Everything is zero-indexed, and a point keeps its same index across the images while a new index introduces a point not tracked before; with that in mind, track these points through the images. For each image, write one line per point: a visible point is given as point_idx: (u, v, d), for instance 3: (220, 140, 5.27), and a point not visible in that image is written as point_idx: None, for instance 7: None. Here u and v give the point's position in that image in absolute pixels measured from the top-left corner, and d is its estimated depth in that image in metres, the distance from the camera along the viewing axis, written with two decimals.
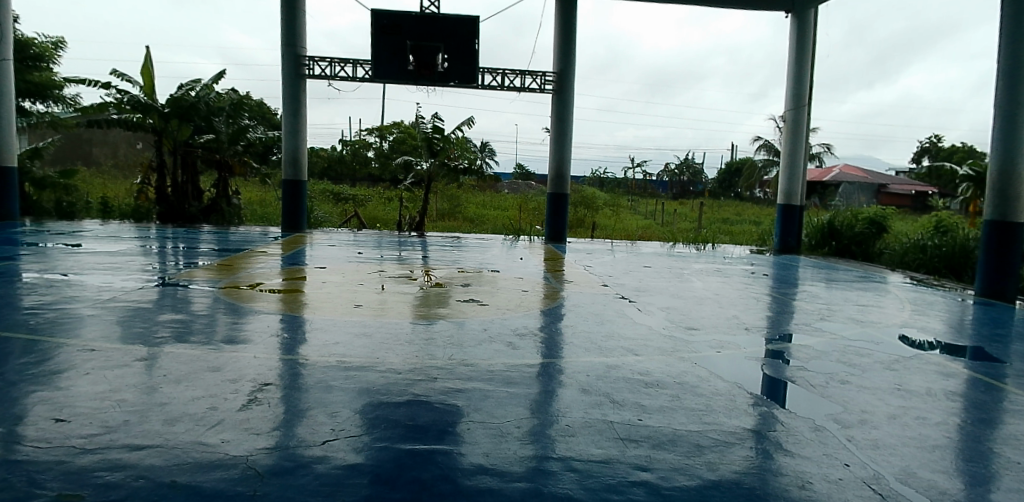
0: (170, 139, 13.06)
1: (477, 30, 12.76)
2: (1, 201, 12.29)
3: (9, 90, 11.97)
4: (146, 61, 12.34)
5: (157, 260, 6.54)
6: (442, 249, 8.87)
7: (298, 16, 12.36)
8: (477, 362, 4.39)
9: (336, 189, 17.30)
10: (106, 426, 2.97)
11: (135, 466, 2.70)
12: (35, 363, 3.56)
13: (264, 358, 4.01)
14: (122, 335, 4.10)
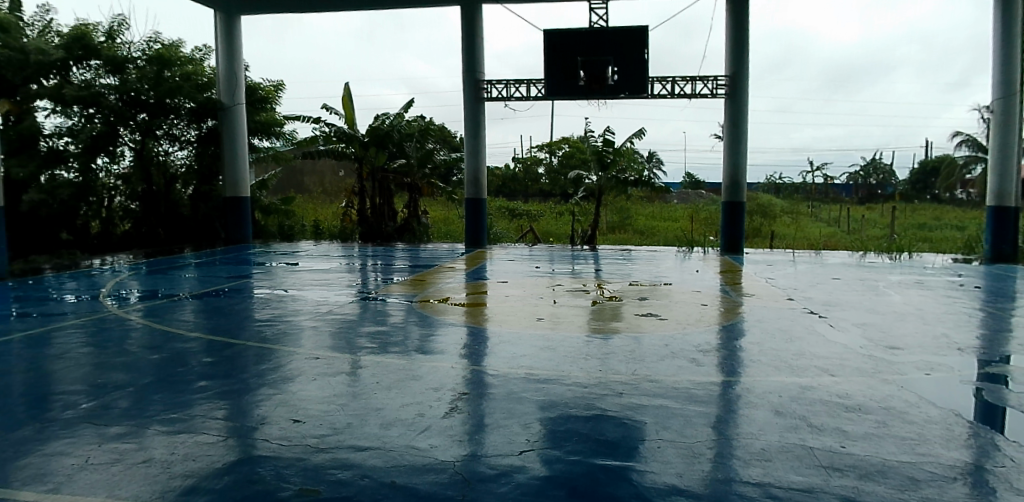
0: (369, 166, 14.14)
1: (646, 39, 12.65)
2: (238, 226, 13.94)
3: (241, 128, 13.62)
4: (347, 94, 13.72)
5: (361, 277, 7.18)
6: (615, 262, 8.83)
7: (476, 42, 13.05)
8: (661, 379, 4.24)
9: (510, 204, 17.75)
10: (334, 427, 3.26)
11: (360, 466, 2.93)
12: (272, 368, 4.04)
13: (458, 369, 4.20)
14: (336, 344, 4.53)
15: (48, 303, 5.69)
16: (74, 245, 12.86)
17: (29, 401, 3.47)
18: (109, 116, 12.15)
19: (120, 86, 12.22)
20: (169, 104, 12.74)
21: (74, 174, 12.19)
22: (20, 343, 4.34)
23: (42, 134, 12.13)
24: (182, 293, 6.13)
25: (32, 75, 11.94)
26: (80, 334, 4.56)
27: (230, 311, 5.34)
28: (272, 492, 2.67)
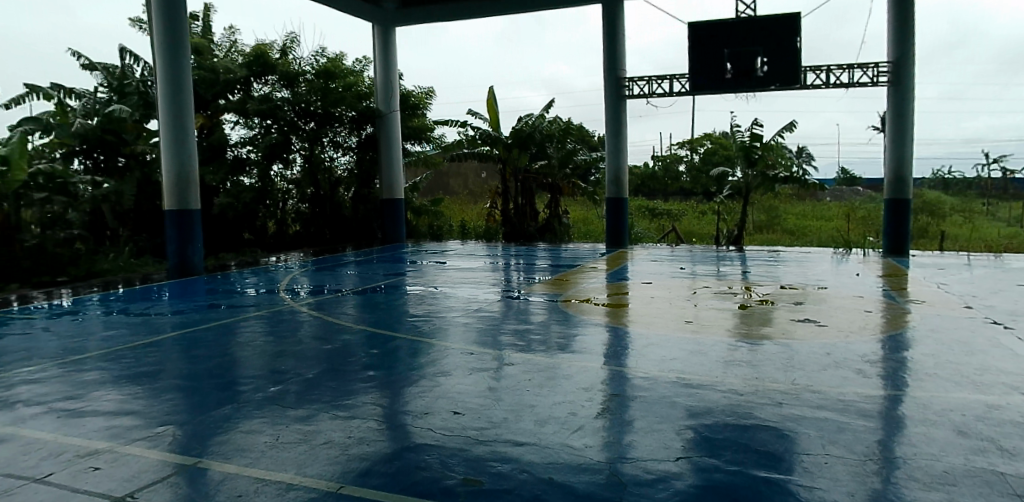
0: (512, 167, 14.42)
1: (798, 27, 11.98)
2: (393, 227, 14.95)
3: (396, 134, 14.57)
4: (491, 97, 14.17)
5: (504, 276, 7.37)
6: (764, 264, 8.40)
7: (618, 39, 12.90)
8: (824, 390, 3.93)
9: (650, 204, 17.09)
10: (491, 421, 3.36)
11: (518, 461, 2.97)
12: (429, 361, 4.25)
13: (607, 370, 4.17)
14: (485, 341, 4.67)
15: (234, 296, 6.36)
16: (254, 244, 13.93)
17: (225, 383, 3.90)
18: (284, 126, 13.16)
19: (292, 99, 13.26)
20: (334, 113, 13.76)
21: (255, 180, 13.14)
22: (213, 331, 4.90)
23: (230, 145, 13.22)
24: (345, 290, 6.60)
25: (221, 91, 13.01)
26: (262, 324, 5.08)
27: (387, 306, 5.68)
28: (437, 480, 2.79)
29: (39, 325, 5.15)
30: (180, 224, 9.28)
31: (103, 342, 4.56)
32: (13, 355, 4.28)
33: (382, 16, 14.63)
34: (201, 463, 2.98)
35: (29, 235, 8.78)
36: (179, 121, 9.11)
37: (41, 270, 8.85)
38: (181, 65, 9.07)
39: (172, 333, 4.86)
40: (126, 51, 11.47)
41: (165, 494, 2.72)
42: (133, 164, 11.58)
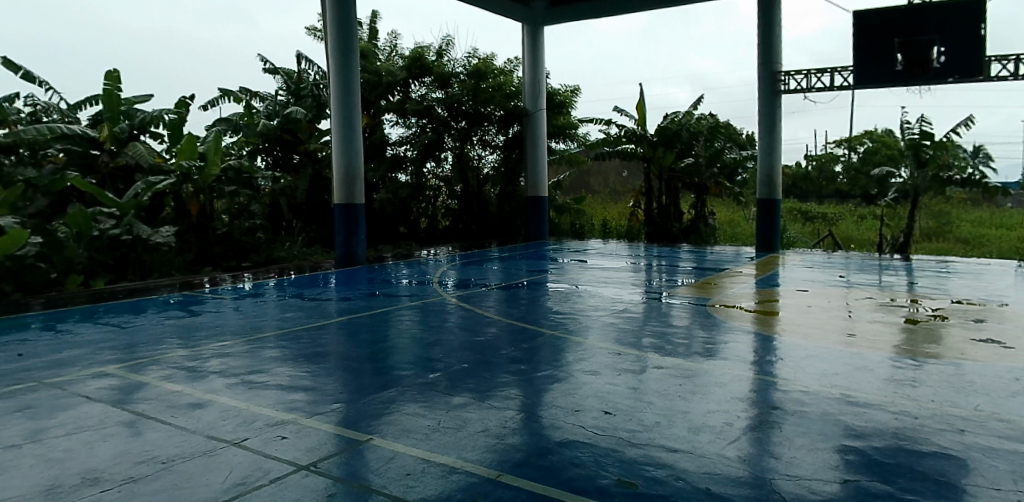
0: (657, 165, 14.09)
1: (982, 12, 10.87)
2: (536, 225, 15.30)
3: (541, 132, 14.76)
4: (641, 99, 13.97)
5: (644, 276, 7.33)
6: (935, 275, 7.67)
7: (774, 32, 12.24)
8: (1017, 419, 3.49)
9: (803, 206, 16.04)
10: (643, 425, 3.35)
11: (674, 467, 2.92)
12: (577, 359, 4.32)
13: (762, 379, 4.00)
14: (631, 342, 4.68)
15: (389, 285, 6.81)
16: (409, 238, 14.61)
17: (388, 366, 4.19)
18: (436, 125, 13.73)
19: (446, 100, 13.80)
20: (484, 112, 14.13)
21: (410, 176, 13.82)
22: (371, 318, 5.28)
23: (389, 144, 14.07)
24: (491, 284, 6.85)
25: (382, 93, 13.77)
26: (416, 314, 5.40)
27: (530, 302, 5.82)
28: (591, 480, 2.80)
29: (231, 304, 5.81)
30: (346, 217, 9.98)
31: (280, 323, 5.05)
32: (208, 330, 4.86)
33: (532, 15, 14.85)
34: (371, 440, 3.23)
35: (221, 224, 10.34)
36: (348, 130, 9.77)
37: (230, 255, 10.39)
38: (350, 71, 9.71)
39: (338, 318, 5.27)
40: (304, 56, 12.35)
41: (340, 467, 2.96)
42: (306, 160, 12.20)
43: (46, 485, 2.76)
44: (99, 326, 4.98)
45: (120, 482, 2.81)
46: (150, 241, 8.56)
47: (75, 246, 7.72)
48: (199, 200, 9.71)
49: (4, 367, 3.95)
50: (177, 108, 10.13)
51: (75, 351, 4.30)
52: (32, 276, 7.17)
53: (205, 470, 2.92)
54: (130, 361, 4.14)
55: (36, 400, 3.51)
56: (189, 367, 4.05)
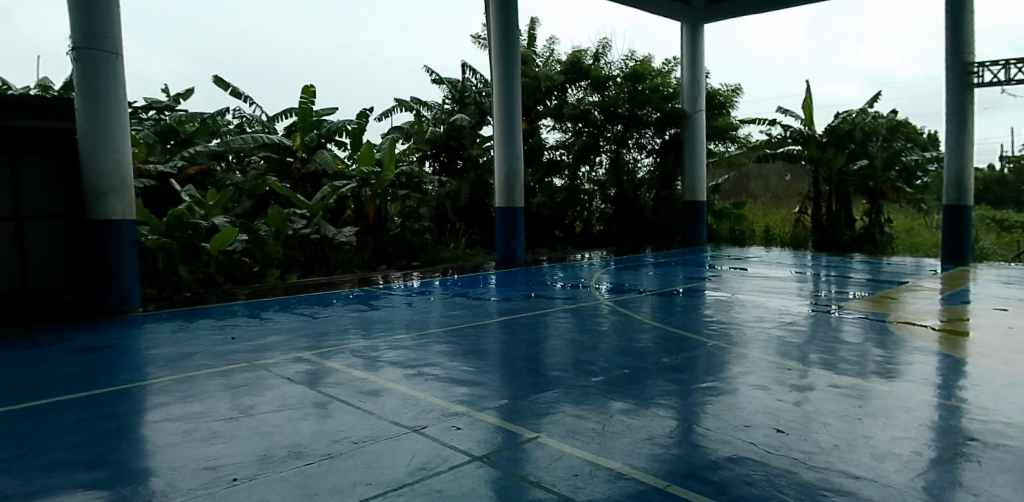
0: (826, 168, 13.19)
1: None
2: (692, 231, 14.66)
3: (700, 134, 14.17)
4: (806, 96, 13.24)
5: (811, 287, 7.14)
6: None
7: (966, 21, 11.00)
8: None
9: (998, 213, 14.35)
10: (819, 447, 3.20)
11: (856, 494, 2.74)
12: (741, 375, 4.29)
13: (952, 406, 3.66)
14: (796, 360, 4.55)
15: (545, 288, 7.10)
16: (564, 241, 14.71)
17: (553, 371, 4.41)
18: (592, 130, 13.76)
19: (602, 102, 13.78)
20: (641, 115, 13.96)
21: (565, 181, 13.97)
22: (529, 321, 5.58)
23: (546, 148, 14.23)
24: (644, 289, 7.06)
25: (540, 98, 14.06)
26: (574, 321, 5.62)
27: (685, 312, 6.05)
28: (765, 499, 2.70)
29: (404, 300, 6.35)
30: (507, 221, 10.13)
31: (445, 321, 5.45)
32: (383, 324, 5.33)
33: (690, 14, 14.35)
34: (537, 439, 3.37)
35: (393, 225, 10.83)
36: (509, 138, 9.90)
37: (402, 254, 10.85)
38: (512, 79, 9.78)
39: (498, 318, 5.64)
40: (467, 66, 12.85)
41: (511, 461, 3.11)
42: (470, 165, 12.79)
43: (261, 455, 3.16)
44: (294, 316, 5.68)
45: (321, 457, 3.15)
46: (334, 240, 9.54)
47: (274, 243, 8.85)
48: (375, 203, 10.45)
49: (222, 349, 4.60)
50: (358, 119, 10.91)
51: (276, 337, 4.92)
52: (238, 270, 8.44)
53: (390, 453, 3.20)
54: (320, 349, 4.63)
55: (247, 378, 4.04)
56: (368, 358, 4.47)
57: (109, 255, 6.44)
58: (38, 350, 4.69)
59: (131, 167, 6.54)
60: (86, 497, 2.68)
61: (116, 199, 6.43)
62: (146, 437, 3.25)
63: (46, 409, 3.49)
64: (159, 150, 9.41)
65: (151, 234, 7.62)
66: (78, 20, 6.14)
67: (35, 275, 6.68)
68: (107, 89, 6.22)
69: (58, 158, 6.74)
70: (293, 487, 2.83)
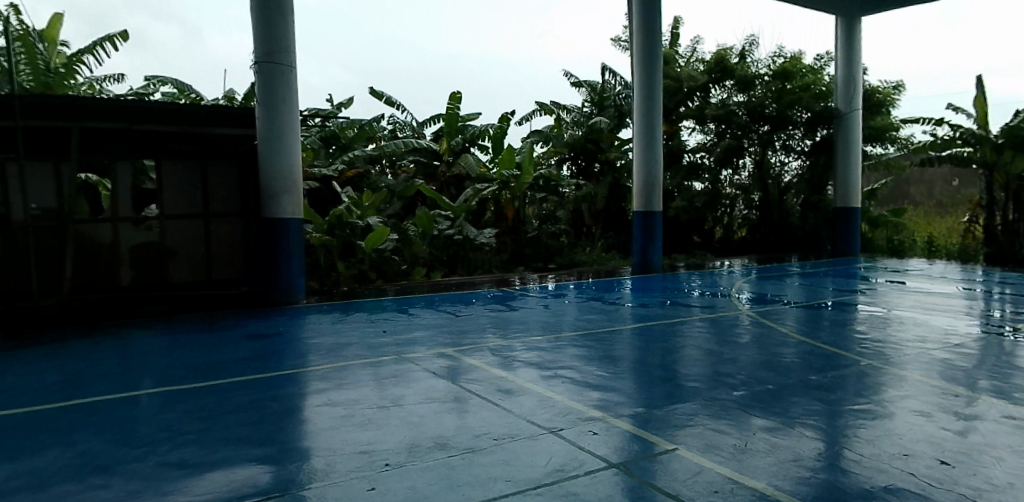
0: (1002, 173, 11.80)
1: None
2: (845, 239, 13.38)
3: (857, 133, 12.97)
4: (981, 93, 11.99)
5: (984, 305, 6.40)
6: None
7: None
8: None
9: None
10: (994, 484, 2.80)
11: None
12: (899, 397, 3.92)
13: None
14: (964, 385, 4.09)
15: (681, 295, 6.98)
16: (704, 247, 14.32)
17: (688, 380, 4.29)
18: (736, 131, 13.21)
19: (748, 103, 13.14)
20: (789, 115, 13.08)
21: (706, 184, 13.62)
22: (664, 328, 5.52)
23: (685, 151, 13.90)
24: (788, 301, 6.65)
25: (681, 100, 13.68)
26: (710, 330, 5.46)
27: (833, 327, 5.61)
28: None
29: (540, 302, 6.52)
30: (644, 225, 9.88)
31: (579, 325, 5.51)
32: (520, 324, 5.49)
33: (848, 6, 13.08)
34: (675, 451, 3.23)
35: (530, 227, 10.98)
36: (650, 141, 9.64)
37: (538, 257, 11.02)
38: (653, 78, 9.48)
39: (633, 323, 5.61)
40: (608, 68, 12.71)
41: (644, 469, 3.02)
42: (607, 169, 12.53)
43: (409, 443, 3.30)
44: (438, 313, 6.01)
45: (463, 450, 3.23)
46: (475, 241, 9.79)
47: (420, 243, 9.29)
48: (513, 205, 10.61)
49: (374, 342, 4.93)
50: (499, 123, 11.23)
51: (420, 333, 5.20)
52: (388, 267, 8.98)
53: (528, 453, 3.22)
54: (460, 346, 4.85)
55: (396, 370, 4.27)
56: (505, 357, 4.59)
57: (277, 251, 7.08)
58: (220, 334, 5.27)
59: (299, 168, 7.12)
60: (255, 471, 2.93)
61: (286, 198, 7.05)
62: (308, 419, 3.51)
63: (226, 388, 3.89)
64: (322, 154, 10.24)
65: (316, 232, 8.40)
66: (261, 34, 6.81)
67: (218, 267, 7.56)
68: (282, 98, 6.84)
69: (240, 162, 7.67)
70: (437, 477, 2.92)
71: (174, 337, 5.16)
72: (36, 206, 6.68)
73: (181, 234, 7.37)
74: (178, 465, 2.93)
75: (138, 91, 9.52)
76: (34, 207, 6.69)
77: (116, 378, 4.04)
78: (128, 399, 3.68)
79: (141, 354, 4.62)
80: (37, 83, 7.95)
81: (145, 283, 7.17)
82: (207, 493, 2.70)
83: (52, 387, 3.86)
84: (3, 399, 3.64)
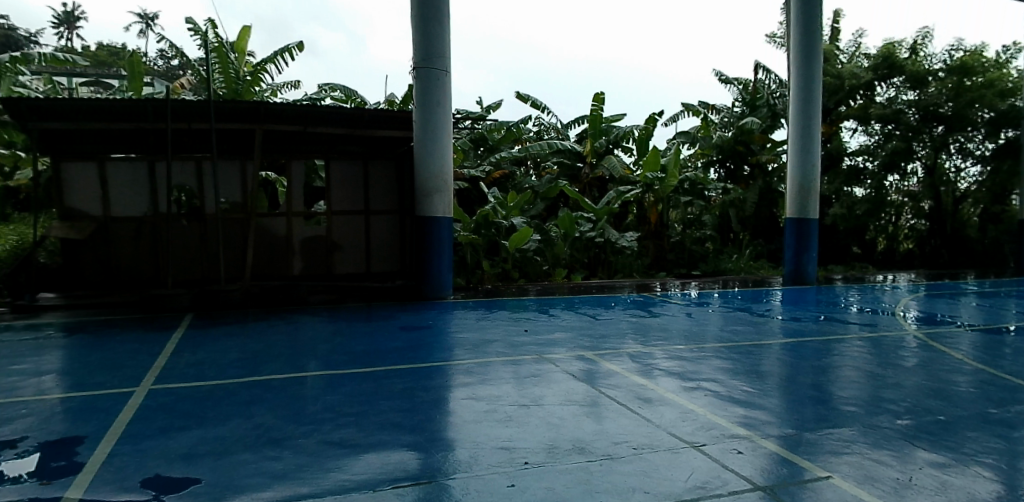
0: None
1: None
2: None
3: None
4: None
5: None
6: None
7: None
8: None
9: None
10: None
11: None
12: None
13: None
14: None
15: (838, 310, 6.47)
16: (863, 259, 13.24)
17: (844, 403, 3.94)
18: (906, 133, 11.90)
19: (919, 103, 11.83)
20: (970, 115, 11.55)
21: (869, 190, 12.29)
22: (818, 345, 5.15)
23: (846, 154, 12.59)
24: (963, 323, 5.94)
25: (843, 99, 12.52)
26: (868, 351, 5.01)
27: (1020, 355, 4.91)
28: None
29: (682, 310, 6.42)
30: (798, 233, 9.28)
31: (723, 337, 5.31)
32: (661, 332, 5.43)
33: None
34: (829, 478, 2.92)
35: (674, 232, 11.09)
36: (807, 142, 9.01)
37: (681, 262, 11.04)
38: (813, 75, 8.86)
39: (783, 338, 5.31)
40: (762, 66, 12.00)
41: (795, 495, 2.76)
42: (757, 172, 11.92)
43: (548, 444, 3.28)
44: (578, 315, 6.12)
45: (602, 456, 3.15)
46: (617, 245, 9.79)
47: (562, 244, 9.44)
48: (657, 208, 10.73)
49: (517, 340, 5.05)
50: (645, 124, 11.15)
51: (561, 334, 5.27)
52: (531, 267, 9.23)
53: (670, 465, 3.07)
54: (600, 350, 4.84)
55: (536, 370, 4.33)
56: (646, 365, 4.53)
57: (427, 247, 7.38)
58: (377, 323, 5.64)
59: (451, 169, 7.36)
60: (406, 456, 3.06)
61: (438, 199, 7.32)
62: (454, 411, 3.62)
63: (381, 375, 4.13)
64: (471, 156, 10.62)
65: (464, 231, 8.72)
66: (420, 40, 7.13)
67: (377, 261, 8.20)
68: (437, 102, 7.10)
69: (397, 162, 8.14)
70: (575, 480, 2.87)
71: (338, 324, 5.60)
72: (226, 200, 7.70)
73: (346, 229, 8.03)
74: (339, 444, 3.14)
75: (313, 97, 10.37)
76: (224, 201, 7.71)
77: (287, 359, 4.44)
78: (298, 378, 4.02)
79: (311, 338, 5.07)
80: (229, 91, 8.97)
81: (313, 272, 8.00)
82: (363, 473, 2.85)
83: (236, 364, 4.32)
84: (198, 371, 4.13)
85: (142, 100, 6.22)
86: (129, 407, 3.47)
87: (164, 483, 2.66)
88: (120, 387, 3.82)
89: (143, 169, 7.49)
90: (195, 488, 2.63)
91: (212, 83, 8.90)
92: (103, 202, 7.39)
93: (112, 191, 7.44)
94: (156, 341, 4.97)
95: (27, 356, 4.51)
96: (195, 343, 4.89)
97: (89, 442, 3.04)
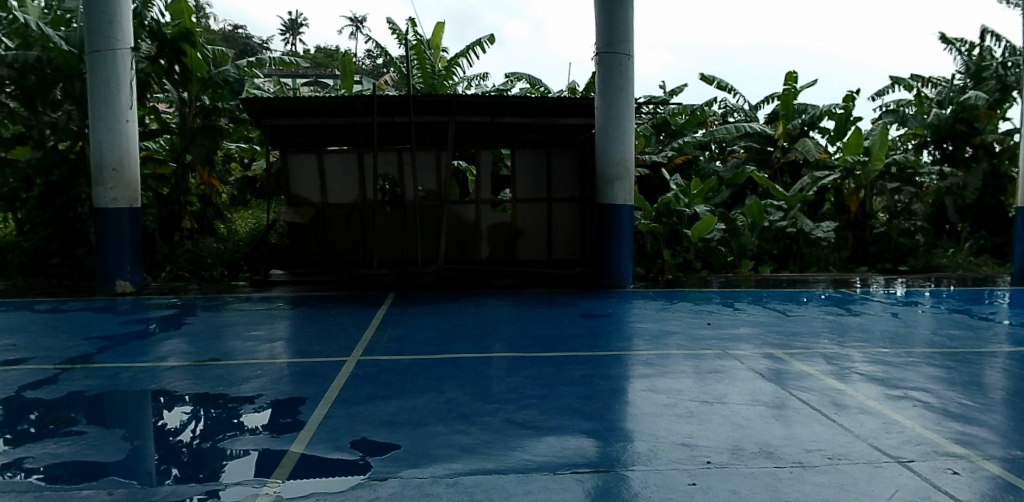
0: None
1: None
2: None
3: None
4: None
5: None
6: None
7: None
8: None
9: None
10: None
11: None
12: None
13: None
14: None
15: None
16: None
17: None
18: None
19: None
20: None
21: None
22: None
23: None
24: None
25: None
26: None
27: None
28: None
29: (886, 309, 5.81)
30: None
31: (936, 342, 4.73)
32: (860, 333, 4.97)
33: None
34: None
35: (878, 223, 10.00)
36: None
37: (886, 256, 9.88)
38: None
39: (1010, 347, 4.58)
40: (990, 31, 10.37)
41: None
42: (981, 154, 10.43)
43: (732, 445, 3.07)
44: (766, 310, 5.78)
45: (792, 463, 2.85)
46: (812, 236, 9.00)
47: (748, 233, 8.95)
48: (859, 196, 9.78)
49: (698, 333, 4.92)
50: (845, 101, 10.20)
51: (747, 330, 5.03)
52: (714, 258, 8.85)
53: (871, 479, 2.69)
54: (788, 349, 4.56)
55: (718, 366, 4.17)
56: (842, 368, 4.16)
57: (607, 235, 7.36)
58: (557, 309, 5.77)
59: (633, 154, 7.22)
60: (584, 442, 3.05)
61: (619, 185, 7.23)
62: (633, 402, 3.58)
63: (562, 360, 4.21)
64: (653, 142, 10.54)
65: (644, 219, 8.64)
66: (603, 26, 7.04)
67: (559, 248, 8.38)
68: (620, 87, 7.00)
69: (580, 150, 8.18)
70: (762, 485, 2.61)
71: (522, 307, 5.82)
72: (424, 189, 8.29)
73: (529, 216, 8.29)
74: (523, 425, 3.23)
75: (500, 88, 10.78)
76: (421, 188, 8.29)
77: (477, 339, 4.70)
78: (487, 359, 4.23)
79: (500, 320, 5.33)
80: (425, 85, 9.59)
81: (500, 257, 8.36)
82: (543, 455, 2.88)
83: (431, 341, 4.66)
84: (399, 346, 4.50)
85: (352, 97, 6.85)
86: (342, 375, 3.87)
87: (368, 447, 2.90)
88: (335, 356, 4.28)
89: (354, 159, 8.25)
90: (394, 453, 2.84)
91: (410, 80, 9.59)
92: (321, 190, 8.28)
93: (329, 180, 8.28)
94: (365, 315, 5.54)
95: (261, 324, 5.22)
96: (396, 319, 5.35)
97: (310, 403, 3.43)
